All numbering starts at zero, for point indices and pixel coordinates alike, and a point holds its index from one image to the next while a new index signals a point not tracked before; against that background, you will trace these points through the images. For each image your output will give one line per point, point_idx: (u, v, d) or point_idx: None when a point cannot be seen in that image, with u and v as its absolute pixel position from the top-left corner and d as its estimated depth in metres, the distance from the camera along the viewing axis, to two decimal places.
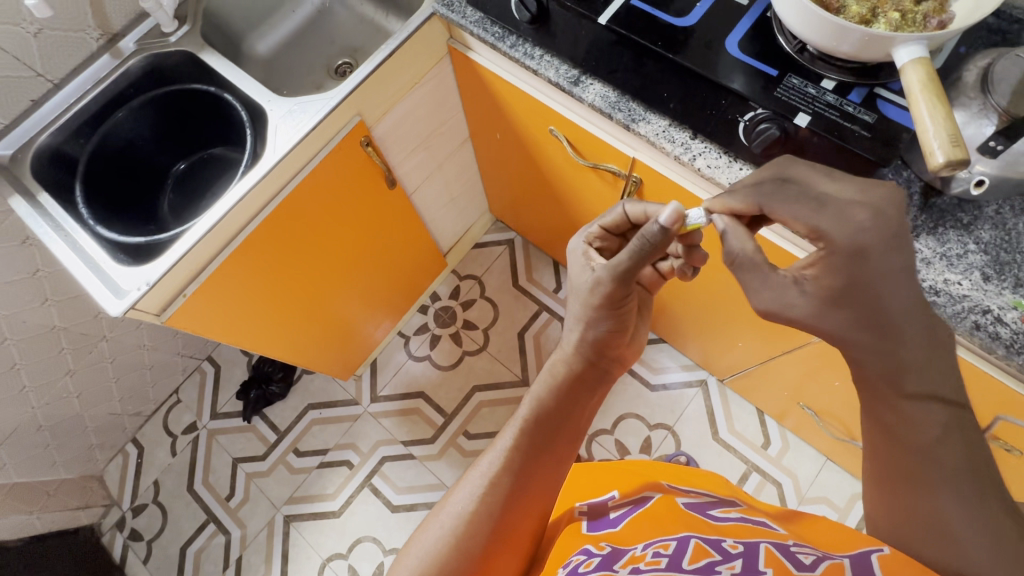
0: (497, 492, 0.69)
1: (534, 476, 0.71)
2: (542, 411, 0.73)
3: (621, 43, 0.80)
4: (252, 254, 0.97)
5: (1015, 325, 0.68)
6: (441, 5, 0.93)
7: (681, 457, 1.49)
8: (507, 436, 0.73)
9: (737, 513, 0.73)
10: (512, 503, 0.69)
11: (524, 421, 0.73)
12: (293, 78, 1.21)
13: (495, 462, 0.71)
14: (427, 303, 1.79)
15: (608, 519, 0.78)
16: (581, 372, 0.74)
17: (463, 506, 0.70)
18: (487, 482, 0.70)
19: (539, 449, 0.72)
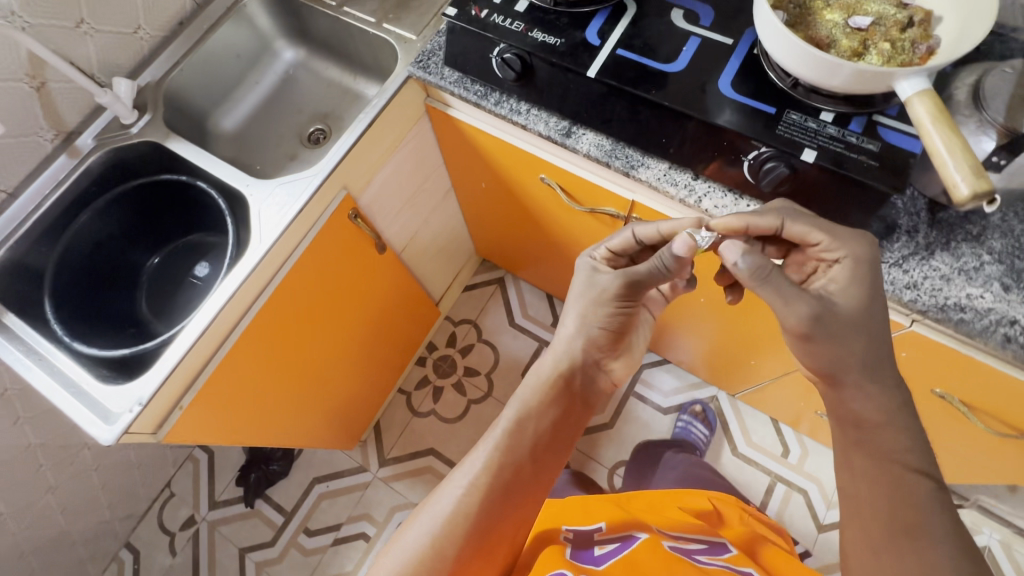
0: (480, 494, 0.71)
1: (519, 483, 0.74)
2: (530, 414, 0.77)
3: (613, 93, 0.77)
4: (247, 347, 0.92)
5: None
6: (416, 67, 0.91)
7: (695, 407, 1.59)
8: (494, 438, 0.75)
9: (718, 559, 0.82)
10: (494, 505, 0.71)
11: (512, 422, 0.76)
12: (263, 150, 1.16)
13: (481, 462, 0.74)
14: (425, 355, 1.74)
15: (592, 553, 0.81)
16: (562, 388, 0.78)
17: (445, 505, 0.72)
18: (472, 484, 0.72)
19: (523, 453, 0.75)
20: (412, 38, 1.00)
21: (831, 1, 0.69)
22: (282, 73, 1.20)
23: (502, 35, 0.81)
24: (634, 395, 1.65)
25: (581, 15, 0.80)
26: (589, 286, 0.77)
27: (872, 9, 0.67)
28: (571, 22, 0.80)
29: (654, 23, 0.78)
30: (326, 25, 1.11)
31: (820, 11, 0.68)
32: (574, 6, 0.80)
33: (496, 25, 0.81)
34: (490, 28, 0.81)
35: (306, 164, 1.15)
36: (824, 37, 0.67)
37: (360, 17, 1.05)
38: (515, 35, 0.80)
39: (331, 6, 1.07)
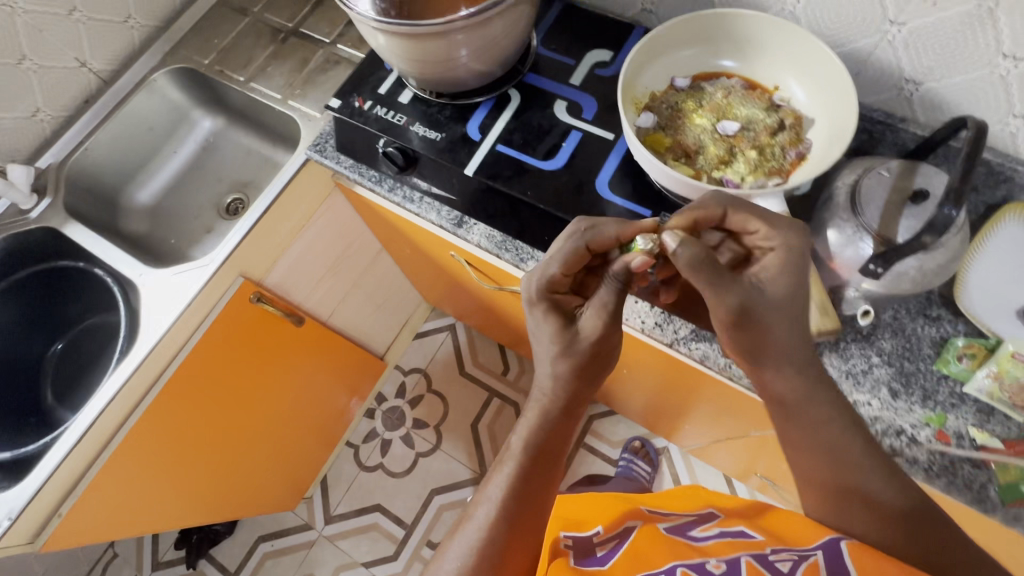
0: (487, 553, 0.59)
1: (529, 526, 0.61)
2: (537, 442, 0.62)
3: (492, 191, 0.74)
4: (142, 442, 0.90)
5: (930, 444, 0.66)
6: (313, 151, 0.89)
7: (635, 442, 1.58)
8: (501, 477, 0.62)
9: (714, 529, 0.67)
10: (503, 558, 0.59)
11: (519, 456, 0.62)
12: (179, 222, 1.14)
13: (488, 512, 0.61)
14: (374, 406, 1.71)
15: (596, 558, 0.65)
16: (571, 402, 0.63)
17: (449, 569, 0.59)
18: (479, 541, 0.59)
19: (535, 486, 0.61)
20: (316, 116, 0.98)
21: (702, 102, 0.67)
22: (200, 142, 1.18)
23: (384, 127, 0.79)
24: (584, 447, 1.61)
25: (464, 106, 0.78)
26: (566, 335, 0.61)
27: (741, 113, 0.66)
28: (453, 114, 0.78)
29: (537, 116, 0.76)
30: (238, 99, 1.10)
31: (691, 113, 0.67)
32: (457, 97, 0.78)
33: (378, 118, 0.79)
34: (372, 121, 0.79)
35: (222, 236, 1.13)
36: (691, 143, 0.64)
37: (267, 93, 1.03)
38: (396, 128, 0.78)
39: (240, 82, 1.05)
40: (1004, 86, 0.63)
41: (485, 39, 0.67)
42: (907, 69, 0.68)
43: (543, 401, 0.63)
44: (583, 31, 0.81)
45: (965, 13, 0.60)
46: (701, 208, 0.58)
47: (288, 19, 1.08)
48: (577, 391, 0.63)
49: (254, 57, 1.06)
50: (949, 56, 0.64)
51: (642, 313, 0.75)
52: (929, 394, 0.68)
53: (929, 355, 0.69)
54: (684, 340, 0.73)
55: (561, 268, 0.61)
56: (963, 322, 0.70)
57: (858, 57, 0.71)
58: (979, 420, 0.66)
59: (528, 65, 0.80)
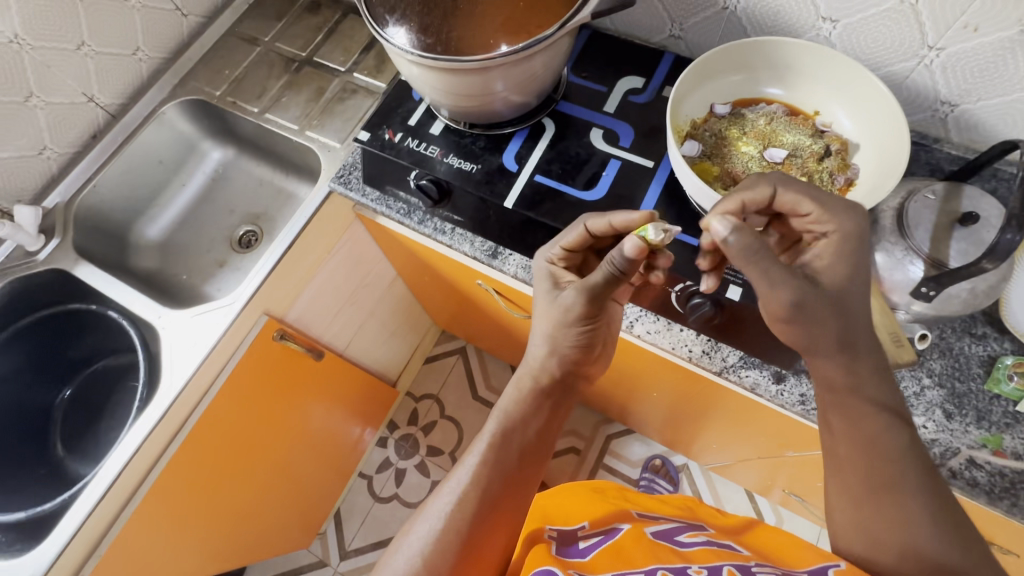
0: (453, 531, 0.58)
1: (498, 508, 0.61)
2: (511, 426, 0.65)
3: (532, 223, 0.73)
4: (165, 493, 0.86)
5: (989, 466, 0.66)
6: (337, 183, 0.86)
7: (655, 461, 1.57)
8: (474, 456, 0.63)
9: (703, 537, 0.65)
10: (468, 538, 0.59)
11: (491, 437, 0.64)
12: (190, 257, 1.10)
13: (460, 486, 0.61)
14: (386, 435, 1.67)
15: (577, 549, 0.63)
16: (547, 391, 0.67)
17: (414, 546, 0.58)
18: (447, 518, 0.59)
19: (514, 460, 0.64)
20: (337, 146, 0.96)
21: (746, 129, 0.67)
22: (210, 173, 1.15)
23: (416, 161, 0.77)
24: (603, 467, 1.59)
25: (498, 137, 0.77)
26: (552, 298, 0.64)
27: (787, 139, 0.66)
28: (487, 145, 0.77)
29: (574, 145, 0.75)
30: (250, 129, 1.07)
31: (736, 141, 0.67)
32: (491, 128, 0.77)
33: (410, 150, 0.78)
34: (404, 154, 0.78)
35: (236, 270, 1.09)
36: (740, 172, 0.64)
37: (282, 124, 1.01)
38: (428, 161, 0.77)
39: (253, 113, 1.03)
40: None
41: (524, 74, 0.67)
42: (943, 92, 0.69)
43: (522, 377, 0.68)
44: (612, 59, 0.81)
45: (1006, 38, 0.60)
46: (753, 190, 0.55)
47: (301, 48, 1.07)
48: (559, 377, 0.68)
49: (268, 87, 1.04)
50: (988, 79, 0.65)
51: (689, 341, 0.73)
52: (983, 414, 0.67)
53: (979, 375, 0.69)
54: (732, 368, 0.71)
55: (562, 248, 0.63)
56: (1009, 340, 0.70)
57: (893, 80, 0.71)
58: None
59: (560, 93, 0.79)
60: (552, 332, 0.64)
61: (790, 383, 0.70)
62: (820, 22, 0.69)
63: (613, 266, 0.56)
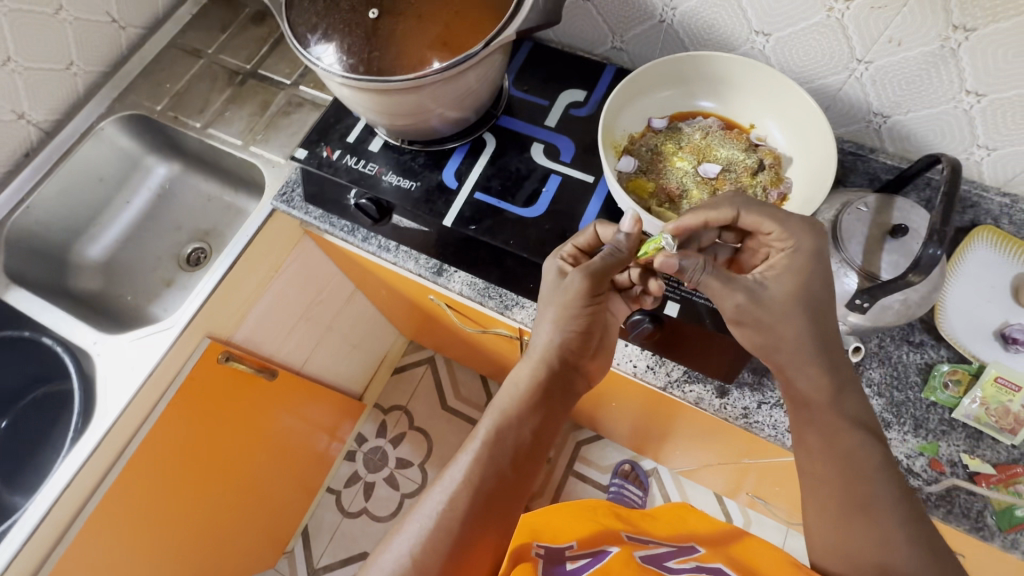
0: (442, 536, 0.57)
1: (492, 513, 0.60)
2: (503, 430, 0.62)
3: (473, 241, 0.72)
4: (108, 521, 0.83)
5: (927, 474, 0.66)
6: (280, 201, 0.84)
7: (625, 466, 1.57)
8: (465, 461, 0.61)
9: (693, 562, 0.63)
10: (457, 545, 0.57)
11: (483, 442, 0.62)
12: (136, 277, 1.07)
13: (448, 491, 0.60)
14: (354, 449, 1.64)
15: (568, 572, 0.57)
16: (543, 386, 0.64)
17: (402, 548, 0.58)
18: (435, 523, 0.58)
19: (507, 463, 0.62)
20: (282, 162, 0.94)
21: (682, 144, 0.67)
22: (155, 189, 1.11)
23: (355, 178, 0.75)
24: (574, 474, 1.58)
25: (438, 153, 0.76)
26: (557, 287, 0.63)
27: (721, 154, 0.66)
28: (428, 161, 0.75)
29: (514, 160, 0.74)
30: (194, 144, 1.04)
31: (671, 156, 0.66)
32: (430, 144, 0.76)
33: (349, 168, 0.76)
34: (342, 172, 0.75)
35: (184, 290, 1.06)
36: (675, 187, 0.64)
37: (226, 139, 0.98)
38: (368, 178, 0.75)
39: (196, 128, 1.00)
40: (968, 120, 0.65)
41: (458, 91, 0.66)
42: (875, 104, 0.69)
43: (514, 379, 0.65)
44: (553, 72, 0.81)
45: (929, 52, 0.61)
46: (715, 208, 0.59)
47: (245, 60, 1.04)
48: (557, 377, 0.64)
49: (211, 101, 1.01)
50: (916, 92, 0.65)
51: (633, 356, 0.73)
52: (920, 422, 0.68)
53: (917, 383, 0.70)
54: (677, 382, 0.72)
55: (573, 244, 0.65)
56: (945, 348, 0.71)
57: (826, 93, 0.72)
58: (970, 446, 0.67)
59: (501, 108, 0.78)
60: (557, 320, 0.62)
61: (733, 396, 0.70)
62: (754, 35, 0.69)
63: (615, 247, 0.61)
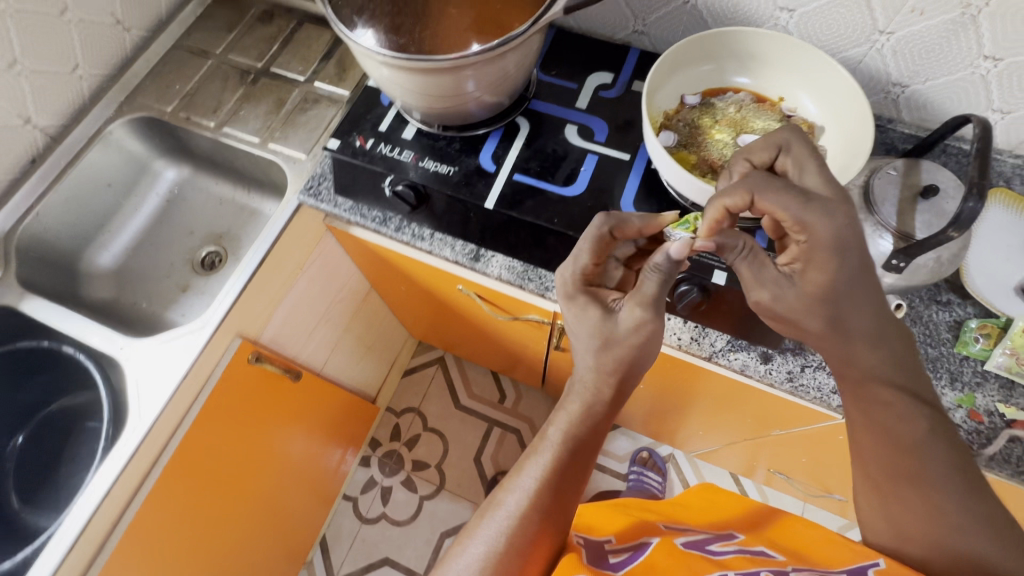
0: (517, 546, 0.53)
1: (554, 527, 0.56)
2: (577, 433, 0.58)
3: (514, 222, 0.72)
4: (144, 531, 0.80)
5: (967, 424, 0.69)
6: (306, 195, 0.84)
7: (644, 453, 1.58)
8: (535, 467, 0.57)
9: (734, 546, 0.61)
10: (531, 553, 0.54)
11: (555, 451, 0.58)
12: (149, 284, 1.04)
13: (521, 497, 0.56)
14: (369, 453, 1.61)
15: (608, 562, 0.60)
16: (613, 398, 0.59)
17: (473, 558, 0.53)
18: (509, 533, 0.54)
19: (569, 479, 0.57)
20: (303, 158, 0.93)
21: (718, 118, 0.69)
22: (164, 195, 1.09)
23: (390, 166, 0.75)
24: None
25: (473, 138, 0.76)
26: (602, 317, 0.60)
27: (757, 125, 0.68)
28: (463, 147, 0.76)
29: (549, 142, 0.75)
30: (207, 146, 1.02)
31: (709, 129, 0.68)
32: (464, 129, 0.76)
33: (384, 156, 0.75)
34: (377, 159, 0.75)
35: (201, 294, 1.04)
36: (716, 159, 0.66)
37: (242, 138, 0.97)
38: (402, 166, 0.75)
39: (210, 128, 0.98)
40: (984, 85, 0.69)
41: (496, 75, 0.67)
42: (894, 74, 0.73)
43: (581, 386, 0.60)
44: (578, 57, 0.82)
45: (949, 20, 0.64)
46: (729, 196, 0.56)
47: (256, 59, 1.03)
48: (621, 390, 0.59)
49: (224, 100, 1.00)
50: (934, 60, 0.69)
51: (677, 329, 0.74)
52: (955, 376, 0.71)
53: (948, 339, 0.73)
54: (722, 352, 0.73)
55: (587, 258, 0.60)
56: (971, 305, 0.75)
57: (847, 65, 0.75)
58: (1004, 395, 0.70)
59: (531, 92, 0.79)
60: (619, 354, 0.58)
61: (777, 361, 0.72)
62: (778, 12, 0.72)
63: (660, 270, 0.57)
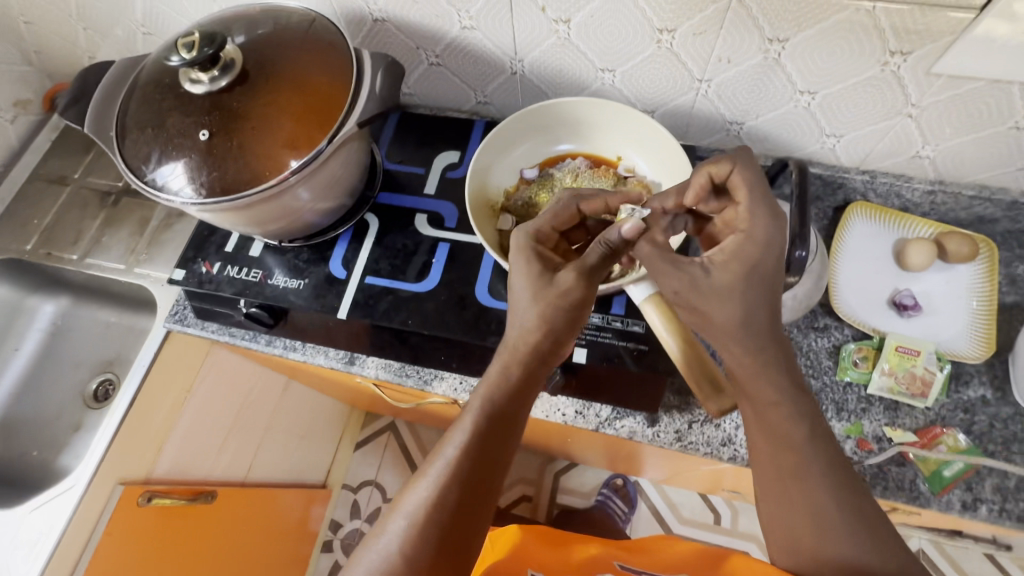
0: (433, 526, 0.48)
1: (481, 502, 0.50)
2: (499, 402, 0.53)
3: (373, 327, 0.69)
4: None
5: (857, 455, 0.68)
6: (172, 321, 0.81)
7: (618, 479, 1.56)
8: (454, 442, 0.52)
9: None
10: (452, 532, 0.48)
11: (477, 415, 0.52)
12: (38, 430, 0.98)
13: (439, 472, 0.50)
14: (330, 537, 1.55)
15: None
16: (544, 357, 0.55)
17: (389, 542, 0.48)
18: (426, 510, 0.49)
19: (496, 447, 0.52)
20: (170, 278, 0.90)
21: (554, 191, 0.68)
22: (46, 328, 1.04)
23: (239, 289, 0.71)
24: (558, 507, 1.55)
25: (322, 244, 0.73)
26: (545, 277, 0.54)
27: None
28: (312, 255, 0.73)
29: (400, 237, 0.73)
30: (77, 277, 0.98)
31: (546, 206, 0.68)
32: (311, 238, 0.73)
33: (231, 279, 0.72)
34: (224, 285, 0.72)
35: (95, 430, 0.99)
36: None
37: (106, 266, 0.93)
38: (253, 286, 0.71)
39: (73, 260, 0.94)
40: (811, 116, 0.69)
41: (324, 183, 0.64)
42: (728, 114, 0.72)
43: (508, 351, 0.55)
44: (423, 139, 0.81)
45: (756, 64, 0.64)
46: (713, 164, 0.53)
47: (115, 179, 1.00)
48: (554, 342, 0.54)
49: (85, 228, 0.96)
50: (757, 99, 0.69)
51: (561, 405, 0.72)
52: (841, 406, 0.70)
53: (829, 367, 0.72)
54: (608, 422, 0.71)
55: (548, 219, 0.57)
56: (848, 326, 0.74)
57: (682, 112, 0.74)
58: (890, 418, 0.69)
59: (379, 185, 0.77)
60: (544, 312, 0.53)
61: (664, 422, 0.70)
62: (601, 73, 0.71)
63: (606, 242, 0.53)
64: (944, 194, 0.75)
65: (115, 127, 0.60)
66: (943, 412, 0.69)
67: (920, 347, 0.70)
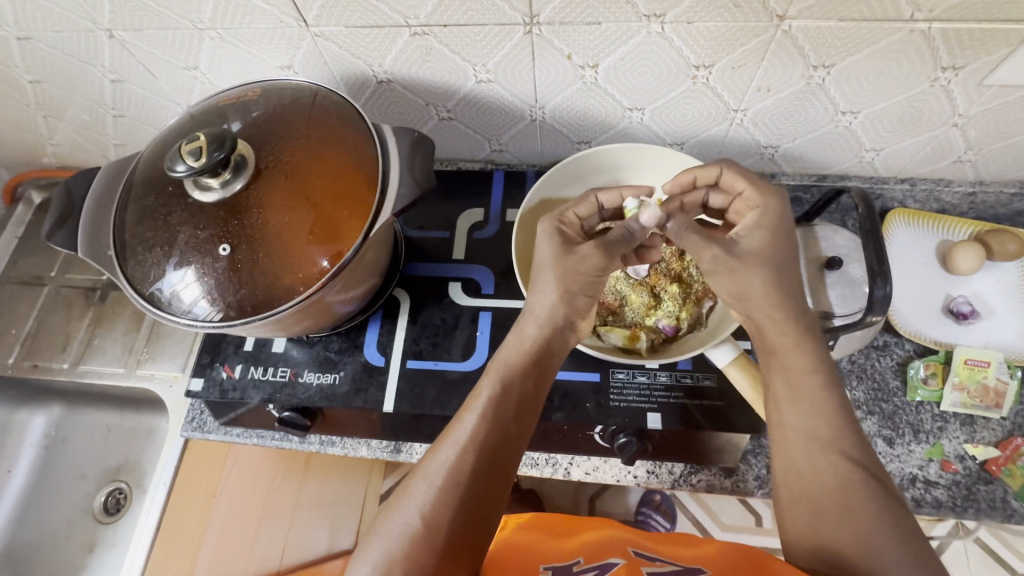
0: (448, 494, 0.43)
1: (501, 479, 0.46)
2: (516, 368, 0.50)
3: (423, 417, 0.63)
4: None
5: (944, 478, 0.65)
6: (190, 429, 0.74)
7: None
8: (478, 403, 0.48)
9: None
10: (469, 506, 0.43)
11: (491, 386, 0.49)
12: (49, 557, 0.90)
13: (459, 438, 0.46)
14: None
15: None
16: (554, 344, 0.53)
17: (410, 511, 0.43)
18: (444, 477, 0.44)
19: (516, 420, 0.48)
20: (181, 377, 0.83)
21: None
22: (40, 443, 0.94)
23: (266, 393, 0.65)
24: None
25: (352, 330, 0.67)
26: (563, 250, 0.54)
27: None
28: (344, 343, 0.67)
29: (436, 311, 0.68)
30: (71, 387, 0.90)
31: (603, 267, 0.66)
32: (338, 326, 0.67)
33: (257, 383, 0.65)
34: (249, 390, 0.65)
35: (113, 547, 0.91)
36: (612, 300, 0.64)
37: (104, 371, 0.85)
38: (283, 388, 0.65)
39: (64, 369, 0.86)
40: (852, 133, 0.66)
41: (356, 273, 0.57)
42: (763, 139, 0.69)
43: (526, 322, 0.53)
44: (441, 198, 0.75)
45: (797, 90, 0.60)
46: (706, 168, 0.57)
47: (98, 272, 0.91)
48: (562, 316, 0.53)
49: (72, 332, 0.88)
50: (794, 122, 0.65)
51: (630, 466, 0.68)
52: (918, 428, 0.68)
53: (898, 388, 0.69)
54: (683, 478, 0.67)
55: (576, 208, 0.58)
56: (908, 342, 0.72)
57: (714, 141, 0.71)
58: (968, 434, 0.67)
59: (403, 256, 0.71)
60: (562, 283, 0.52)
61: (742, 471, 0.67)
62: (628, 112, 0.66)
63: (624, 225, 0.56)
64: (984, 194, 0.72)
65: (113, 244, 0.53)
66: (1019, 420, 0.67)
67: (989, 358, 0.68)
